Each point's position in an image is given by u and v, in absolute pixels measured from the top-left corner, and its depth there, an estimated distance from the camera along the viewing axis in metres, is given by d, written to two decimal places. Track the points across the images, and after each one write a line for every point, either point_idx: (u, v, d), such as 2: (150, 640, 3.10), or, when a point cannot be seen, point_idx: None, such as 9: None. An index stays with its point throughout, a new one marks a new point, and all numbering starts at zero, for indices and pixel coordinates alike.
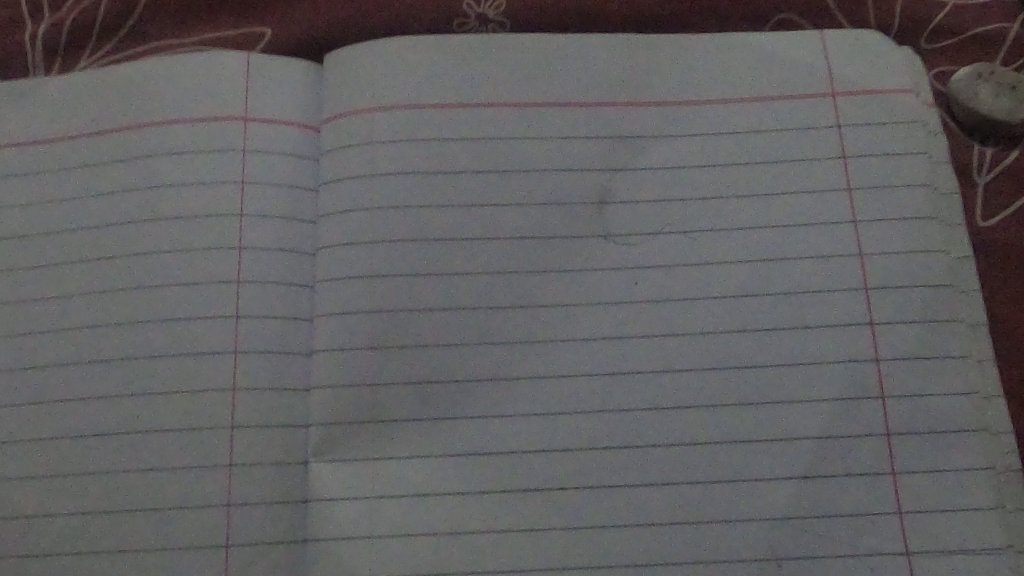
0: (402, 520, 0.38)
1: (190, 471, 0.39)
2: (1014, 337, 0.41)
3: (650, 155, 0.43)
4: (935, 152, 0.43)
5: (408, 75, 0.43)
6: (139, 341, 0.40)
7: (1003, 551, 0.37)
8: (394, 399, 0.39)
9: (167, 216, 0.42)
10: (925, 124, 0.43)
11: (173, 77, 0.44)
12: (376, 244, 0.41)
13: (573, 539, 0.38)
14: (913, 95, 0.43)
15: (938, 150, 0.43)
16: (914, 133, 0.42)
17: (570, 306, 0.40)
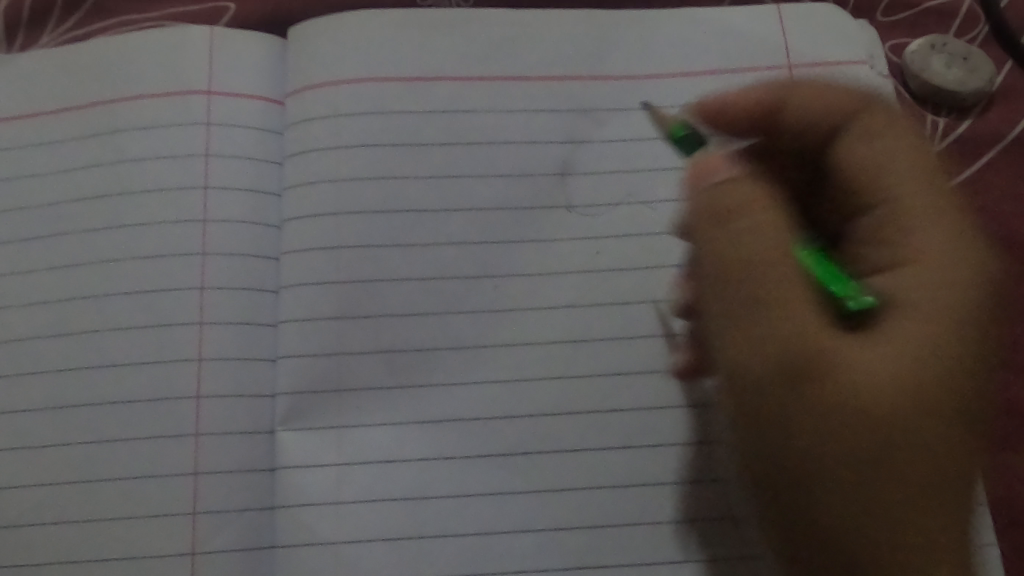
0: (367, 486, 0.38)
1: (155, 440, 0.39)
2: None
3: (613, 127, 0.43)
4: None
5: (371, 49, 0.43)
6: (107, 314, 0.40)
7: None
8: (360, 368, 0.39)
9: (132, 190, 0.42)
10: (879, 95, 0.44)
11: (140, 51, 0.44)
12: (340, 215, 0.41)
13: (540, 501, 0.38)
14: (866, 67, 0.44)
15: None
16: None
17: (535, 276, 0.41)
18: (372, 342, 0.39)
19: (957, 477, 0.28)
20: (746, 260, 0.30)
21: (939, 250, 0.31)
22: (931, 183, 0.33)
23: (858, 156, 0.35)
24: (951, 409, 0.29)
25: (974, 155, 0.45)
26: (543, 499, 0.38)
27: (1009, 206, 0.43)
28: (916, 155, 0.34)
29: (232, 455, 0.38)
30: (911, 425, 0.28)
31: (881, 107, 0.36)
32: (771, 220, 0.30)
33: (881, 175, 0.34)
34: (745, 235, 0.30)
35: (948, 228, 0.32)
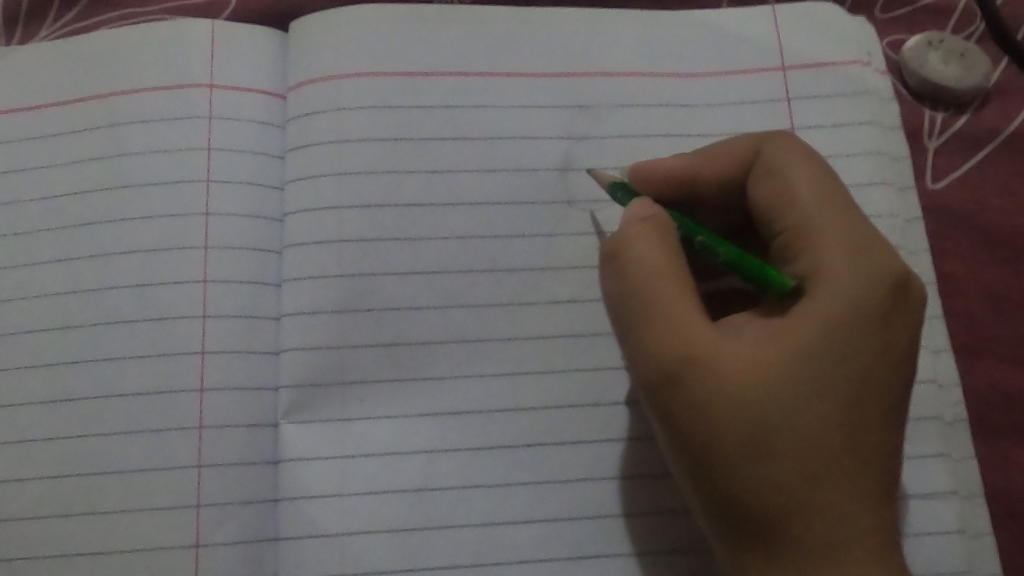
0: (370, 478, 0.38)
1: (158, 433, 0.39)
2: (962, 296, 0.43)
3: (612, 124, 0.43)
4: (886, 120, 0.44)
5: (370, 44, 0.43)
6: (109, 307, 0.40)
7: (949, 496, 0.38)
8: (362, 361, 0.39)
9: (133, 183, 0.42)
10: (876, 93, 0.44)
11: (140, 44, 0.44)
12: (342, 209, 0.41)
13: (542, 493, 0.38)
14: (864, 66, 0.45)
15: (888, 118, 0.44)
16: (861, 105, 0.44)
17: (537, 270, 0.41)
18: (374, 336, 0.39)
19: (874, 458, 0.31)
20: (647, 293, 0.32)
21: (840, 275, 0.32)
22: (832, 204, 0.33)
23: (759, 193, 0.35)
24: (865, 395, 0.31)
25: (969, 151, 0.45)
26: (546, 490, 0.38)
27: (1003, 201, 0.44)
28: (816, 177, 0.34)
29: (236, 448, 0.39)
30: (824, 414, 0.30)
31: (770, 142, 0.36)
32: (669, 261, 0.32)
33: (782, 205, 0.34)
34: (643, 270, 0.32)
35: (854, 252, 0.32)
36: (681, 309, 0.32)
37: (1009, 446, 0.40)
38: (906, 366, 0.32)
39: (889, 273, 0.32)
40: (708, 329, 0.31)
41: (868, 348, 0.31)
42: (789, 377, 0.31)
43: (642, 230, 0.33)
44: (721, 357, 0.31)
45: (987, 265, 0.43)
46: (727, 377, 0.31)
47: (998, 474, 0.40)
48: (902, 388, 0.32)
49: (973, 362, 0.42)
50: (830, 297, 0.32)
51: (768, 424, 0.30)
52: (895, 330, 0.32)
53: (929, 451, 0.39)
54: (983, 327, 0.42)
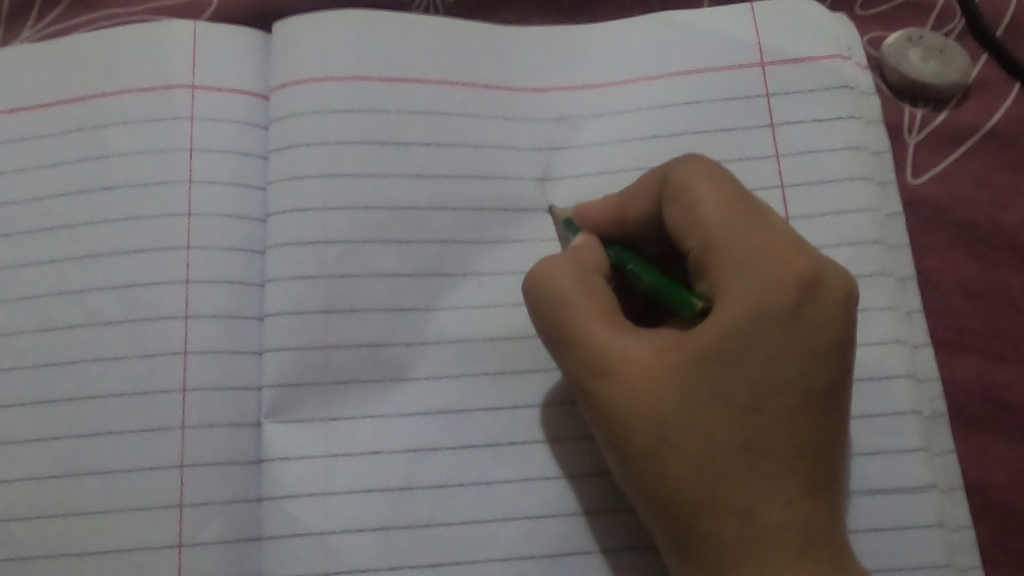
0: (353, 478, 0.38)
1: (142, 435, 0.39)
2: (940, 291, 0.43)
3: (592, 131, 0.44)
4: (866, 114, 0.44)
5: (347, 50, 0.43)
6: (92, 309, 0.40)
7: (929, 489, 0.38)
8: (344, 361, 0.39)
9: (115, 184, 0.42)
10: (856, 87, 0.44)
11: (123, 45, 0.44)
12: (326, 210, 0.41)
13: (524, 490, 0.38)
14: (843, 60, 0.44)
15: (869, 112, 0.44)
16: (842, 97, 0.44)
17: (516, 273, 0.41)
18: (358, 336, 0.40)
19: (790, 455, 0.31)
20: (562, 315, 0.34)
21: (737, 292, 0.32)
22: (738, 223, 0.33)
23: (670, 218, 0.35)
24: (775, 396, 0.31)
25: (948, 146, 0.45)
26: (528, 487, 0.38)
27: (982, 196, 0.44)
28: (721, 195, 0.34)
29: (218, 448, 0.39)
30: (732, 417, 0.31)
31: (680, 165, 0.36)
32: (573, 288, 0.34)
33: (690, 227, 0.34)
34: (549, 300, 0.34)
35: (755, 265, 0.32)
36: (591, 325, 0.33)
37: (986, 438, 0.41)
38: (823, 363, 0.32)
39: (794, 277, 0.32)
40: (618, 343, 0.33)
41: (776, 351, 0.31)
42: (696, 385, 0.31)
43: (561, 260, 0.35)
44: (630, 368, 0.32)
45: (965, 259, 0.43)
46: (634, 387, 0.32)
47: (975, 467, 0.40)
48: (821, 384, 0.32)
49: (952, 357, 0.42)
50: (734, 306, 0.32)
51: (675, 430, 0.31)
52: (806, 330, 0.32)
53: (908, 445, 0.39)
54: (961, 321, 0.42)
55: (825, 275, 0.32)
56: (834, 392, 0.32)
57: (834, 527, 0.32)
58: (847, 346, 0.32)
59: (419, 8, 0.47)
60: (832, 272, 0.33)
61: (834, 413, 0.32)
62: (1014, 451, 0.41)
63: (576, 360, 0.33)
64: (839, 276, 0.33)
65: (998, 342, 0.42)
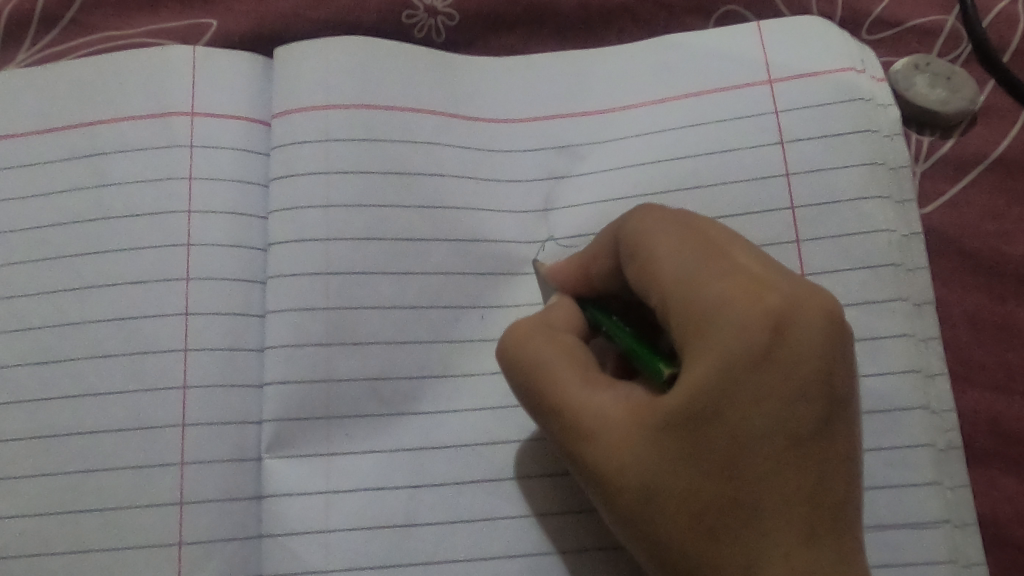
0: (354, 513, 0.38)
1: (141, 470, 0.38)
2: (947, 322, 0.42)
3: (594, 160, 0.43)
4: (883, 128, 0.43)
5: (348, 77, 0.43)
6: (90, 341, 0.40)
7: (941, 525, 0.38)
8: (345, 394, 0.39)
9: (114, 214, 0.41)
10: (870, 100, 0.43)
11: (121, 72, 0.43)
12: (328, 240, 0.40)
13: (528, 526, 0.38)
14: (855, 72, 0.43)
15: (885, 127, 0.43)
16: (855, 111, 0.42)
17: (516, 307, 0.41)
18: (359, 369, 0.39)
19: (781, 501, 0.29)
20: (537, 380, 0.33)
21: (698, 348, 0.29)
22: (698, 269, 0.31)
23: (635, 274, 0.33)
24: (755, 443, 0.29)
25: (956, 175, 0.44)
26: (532, 523, 0.38)
27: (993, 226, 0.43)
28: (677, 242, 0.32)
29: (217, 483, 0.38)
30: (711, 471, 0.29)
31: (634, 218, 0.34)
32: (544, 353, 0.33)
33: (653, 281, 0.32)
34: (521, 369, 0.33)
35: (714, 312, 0.29)
36: (565, 389, 0.32)
37: (994, 472, 0.40)
38: (805, 400, 0.29)
39: (757, 317, 0.29)
40: (592, 403, 0.32)
41: (749, 397, 0.29)
42: (669, 442, 0.30)
43: (533, 323, 0.35)
44: (605, 430, 0.31)
45: (973, 289, 0.43)
46: (610, 450, 0.31)
47: (984, 502, 0.40)
48: (805, 421, 0.29)
49: (961, 390, 0.41)
50: (697, 360, 0.29)
51: (656, 490, 0.30)
52: (780, 369, 0.29)
53: (920, 479, 0.38)
54: (969, 352, 0.42)
55: (796, 307, 0.29)
56: (823, 424, 0.29)
57: (848, 567, 0.29)
58: (833, 373, 0.29)
59: (420, 31, 0.46)
60: (805, 299, 0.30)
61: (828, 446, 0.29)
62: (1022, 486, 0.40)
63: (555, 425, 0.32)
64: (814, 304, 0.30)
65: (1006, 374, 0.41)
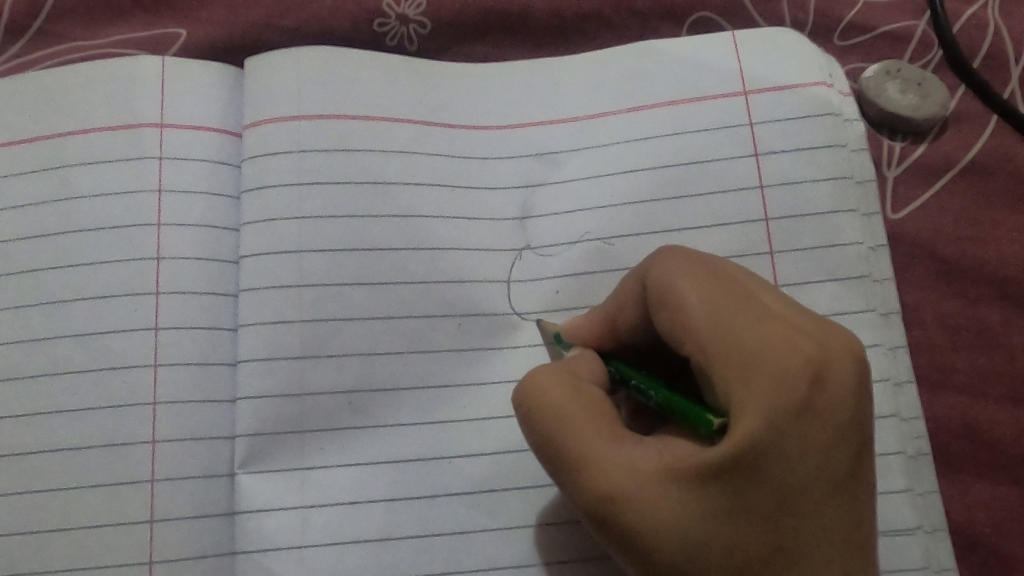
0: (328, 529, 0.37)
1: (111, 488, 0.38)
2: (921, 328, 0.42)
3: (569, 168, 0.43)
4: (851, 142, 0.43)
5: (320, 87, 0.42)
6: (58, 357, 0.39)
7: (913, 532, 0.38)
8: (319, 408, 0.39)
9: (82, 227, 0.41)
10: (840, 115, 0.43)
11: (87, 82, 0.43)
12: (300, 252, 0.40)
13: (504, 539, 0.37)
14: (828, 87, 0.43)
15: (854, 140, 0.43)
16: (826, 125, 0.43)
17: (493, 316, 0.40)
18: (333, 383, 0.39)
19: (821, 544, 0.29)
20: (558, 433, 0.31)
21: (743, 401, 0.29)
22: (733, 321, 0.30)
23: (660, 323, 0.32)
24: (798, 490, 0.29)
25: (928, 181, 0.44)
26: (508, 536, 0.38)
27: (966, 231, 0.43)
28: (705, 289, 0.31)
29: (189, 501, 0.38)
30: (754, 522, 0.29)
31: (655, 265, 0.33)
32: (566, 407, 0.31)
33: (683, 332, 0.31)
34: (545, 422, 0.32)
35: (761, 362, 0.29)
36: (592, 442, 0.30)
37: (968, 478, 0.40)
38: (841, 445, 0.29)
39: (803, 366, 0.29)
40: (620, 456, 0.30)
41: (795, 448, 0.29)
42: (712, 496, 0.29)
43: (552, 368, 0.33)
44: (636, 484, 0.30)
45: (946, 295, 0.43)
46: (645, 505, 0.29)
47: (959, 507, 0.40)
48: (843, 464, 0.29)
49: (936, 396, 0.41)
50: (747, 411, 0.29)
51: (700, 543, 0.29)
52: (821, 418, 0.29)
53: (893, 486, 0.38)
54: (943, 358, 0.42)
55: (831, 351, 0.30)
56: (856, 469, 0.30)
57: None
58: (862, 417, 0.30)
59: (393, 39, 0.46)
60: (837, 342, 0.30)
61: (858, 488, 0.30)
62: (996, 491, 0.40)
63: (577, 481, 0.30)
64: (843, 346, 0.30)
65: (980, 380, 0.42)
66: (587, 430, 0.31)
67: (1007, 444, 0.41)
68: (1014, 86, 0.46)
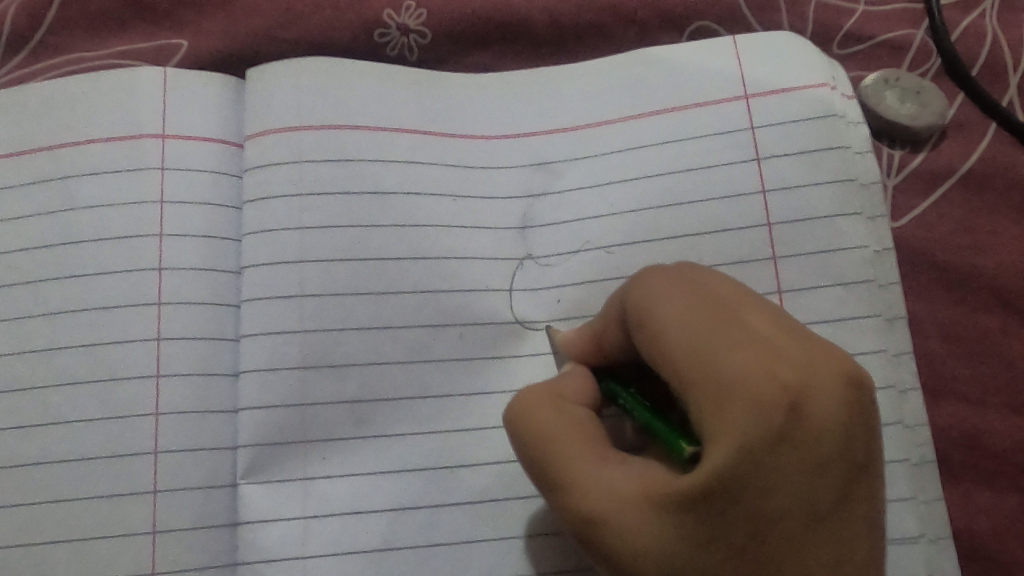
0: (331, 539, 0.37)
1: (114, 500, 0.38)
2: (921, 336, 0.42)
3: (570, 177, 0.43)
4: (854, 144, 0.43)
5: (321, 98, 0.42)
6: (60, 369, 0.39)
7: (916, 541, 0.38)
8: (322, 418, 0.39)
9: (84, 238, 0.41)
10: (843, 117, 0.43)
11: (88, 94, 0.43)
12: (302, 262, 0.40)
13: (507, 548, 0.38)
14: (830, 88, 0.43)
15: (857, 142, 0.43)
16: (828, 128, 0.43)
17: (494, 326, 0.40)
18: (335, 393, 0.39)
19: (805, 572, 0.29)
20: (542, 457, 0.32)
21: (717, 430, 0.28)
22: (711, 346, 0.30)
23: (641, 346, 0.32)
24: (777, 518, 0.28)
25: (928, 189, 0.44)
26: (511, 545, 0.38)
27: (966, 239, 0.44)
28: (685, 314, 0.31)
29: (192, 511, 0.38)
30: (731, 550, 0.29)
31: (640, 289, 0.33)
32: (550, 430, 0.32)
33: (662, 356, 0.31)
34: (530, 444, 0.33)
35: (733, 390, 0.28)
36: (573, 466, 0.31)
37: (969, 485, 0.41)
38: (825, 472, 0.28)
39: (777, 393, 0.28)
40: (599, 481, 0.31)
41: (773, 477, 0.28)
42: (686, 524, 0.29)
43: (542, 393, 0.34)
44: (611, 510, 0.30)
45: (946, 303, 0.43)
46: (619, 531, 0.30)
47: (961, 515, 0.40)
48: (827, 491, 0.28)
49: (937, 404, 0.41)
50: (720, 441, 0.28)
51: (673, 571, 0.29)
52: (802, 447, 0.28)
53: (896, 495, 0.38)
54: (943, 365, 0.42)
55: (812, 379, 0.29)
56: (844, 495, 0.29)
57: None
58: (852, 443, 0.29)
59: (394, 49, 0.46)
60: (821, 365, 0.29)
61: (850, 515, 0.29)
62: (997, 499, 0.40)
63: (558, 503, 0.31)
64: (827, 369, 0.29)
65: (981, 388, 0.42)
66: (570, 454, 0.31)
67: (1007, 452, 0.41)
68: (1012, 94, 0.46)
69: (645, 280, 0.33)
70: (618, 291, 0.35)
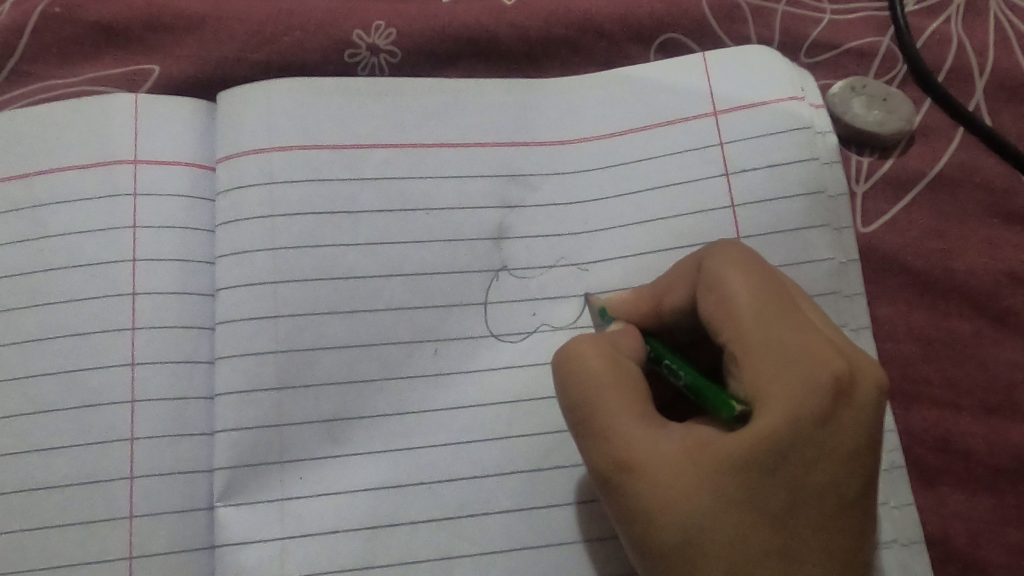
0: (308, 560, 0.37)
1: (89, 525, 0.38)
2: (894, 341, 0.42)
3: (544, 192, 0.43)
4: (823, 155, 0.43)
5: (291, 118, 0.43)
6: (35, 396, 0.40)
7: (889, 546, 0.39)
8: (298, 438, 0.39)
9: (56, 264, 0.41)
10: (812, 129, 0.43)
11: (60, 120, 0.43)
12: (276, 283, 0.40)
13: (484, 563, 0.38)
14: (802, 101, 0.44)
15: (826, 153, 0.43)
16: (798, 140, 0.43)
17: (470, 340, 0.41)
18: (312, 412, 0.39)
19: (818, 551, 0.30)
20: (591, 403, 0.32)
21: (775, 398, 0.30)
22: (774, 324, 0.32)
23: (702, 308, 0.34)
24: (808, 496, 0.30)
25: (897, 195, 0.45)
26: (488, 560, 0.38)
27: (936, 242, 0.44)
28: (754, 287, 0.33)
29: (167, 535, 0.38)
30: (761, 518, 0.30)
31: (712, 254, 0.34)
32: (605, 377, 0.32)
33: (723, 319, 0.33)
34: (581, 387, 0.33)
35: (790, 364, 0.31)
36: (620, 417, 0.32)
37: (944, 489, 0.41)
38: (854, 462, 0.31)
39: (833, 381, 0.30)
40: (648, 437, 0.31)
41: (812, 455, 0.30)
42: (726, 486, 0.30)
43: (595, 339, 0.34)
44: (657, 464, 0.31)
45: (918, 307, 0.43)
46: (660, 486, 0.30)
47: (936, 519, 0.40)
48: (854, 482, 0.31)
49: (910, 409, 0.42)
50: (775, 407, 0.30)
51: (702, 530, 0.30)
52: (839, 432, 0.30)
53: None
54: (917, 369, 0.42)
55: (858, 376, 0.31)
56: (865, 492, 0.31)
57: None
58: (875, 443, 0.31)
59: (364, 69, 0.46)
60: (865, 369, 0.31)
61: (863, 512, 0.31)
62: (972, 501, 0.41)
63: (599, 449, 0.32)
64: (870, 372, 0.31)
65: (953, 391, 0.42)
66: (620, 404, 0.32)
67: (982, 454, 0.41)
68: (977, 98, 0.46)
69: (715, 248, 0.35)
70: (685, 259, 0.36)
